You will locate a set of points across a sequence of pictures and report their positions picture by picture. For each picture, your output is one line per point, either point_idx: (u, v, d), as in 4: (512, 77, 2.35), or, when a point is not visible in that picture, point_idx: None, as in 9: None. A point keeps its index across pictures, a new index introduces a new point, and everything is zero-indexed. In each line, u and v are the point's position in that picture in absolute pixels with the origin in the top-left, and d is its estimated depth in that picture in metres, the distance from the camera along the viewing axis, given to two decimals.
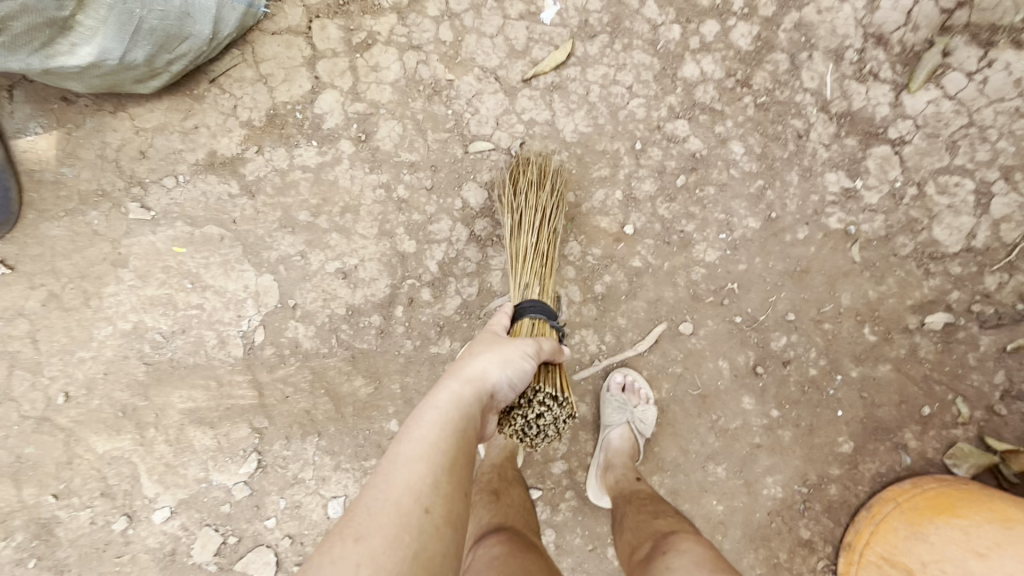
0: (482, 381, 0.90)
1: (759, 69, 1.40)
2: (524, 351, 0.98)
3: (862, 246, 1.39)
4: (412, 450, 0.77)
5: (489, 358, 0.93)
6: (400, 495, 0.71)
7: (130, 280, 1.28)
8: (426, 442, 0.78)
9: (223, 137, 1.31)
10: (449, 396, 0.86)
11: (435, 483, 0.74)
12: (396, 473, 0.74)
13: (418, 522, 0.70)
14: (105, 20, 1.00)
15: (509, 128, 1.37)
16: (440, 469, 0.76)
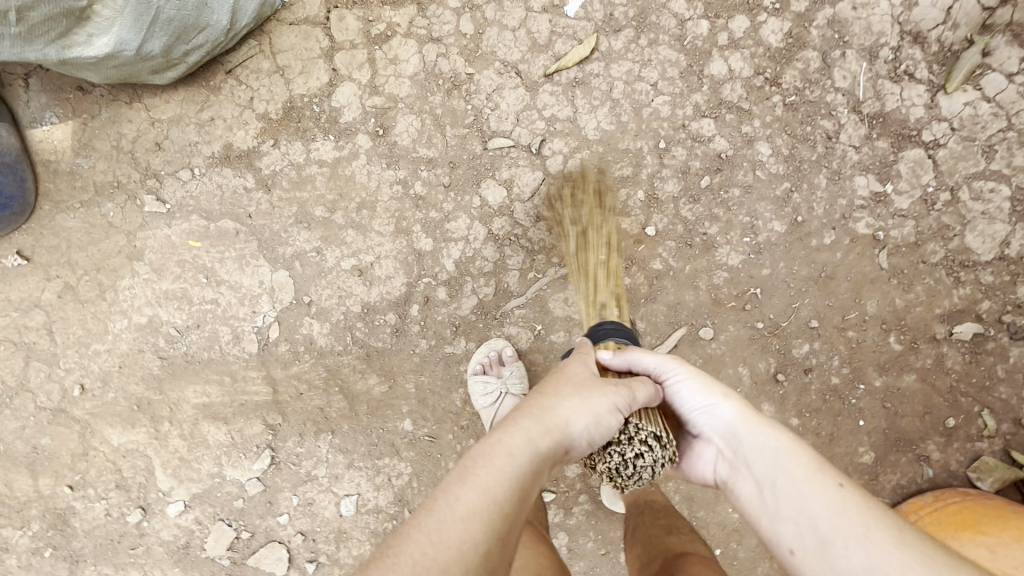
0: (563, 435, 0.70)
1: (789, 67, 1.35)
2: (613, 401, 0.77)
3: (890, 253, 1.35)
4: (474, 506, 0.59)
5: (580, 406, 0.74)
6: (453, 567, 0.54)
7: (145, 273, 1.27)
8: (491, 500, 0.60)
9: (239, 129, 1.28)
10: (529, 443, 0.68)
11: (495, 570, 0.57)
12: (454, 529, 0.57)
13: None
14: (122, 10, 0.99)
15: (529, 124, 1.33)
16: (502, 545, 0.58)
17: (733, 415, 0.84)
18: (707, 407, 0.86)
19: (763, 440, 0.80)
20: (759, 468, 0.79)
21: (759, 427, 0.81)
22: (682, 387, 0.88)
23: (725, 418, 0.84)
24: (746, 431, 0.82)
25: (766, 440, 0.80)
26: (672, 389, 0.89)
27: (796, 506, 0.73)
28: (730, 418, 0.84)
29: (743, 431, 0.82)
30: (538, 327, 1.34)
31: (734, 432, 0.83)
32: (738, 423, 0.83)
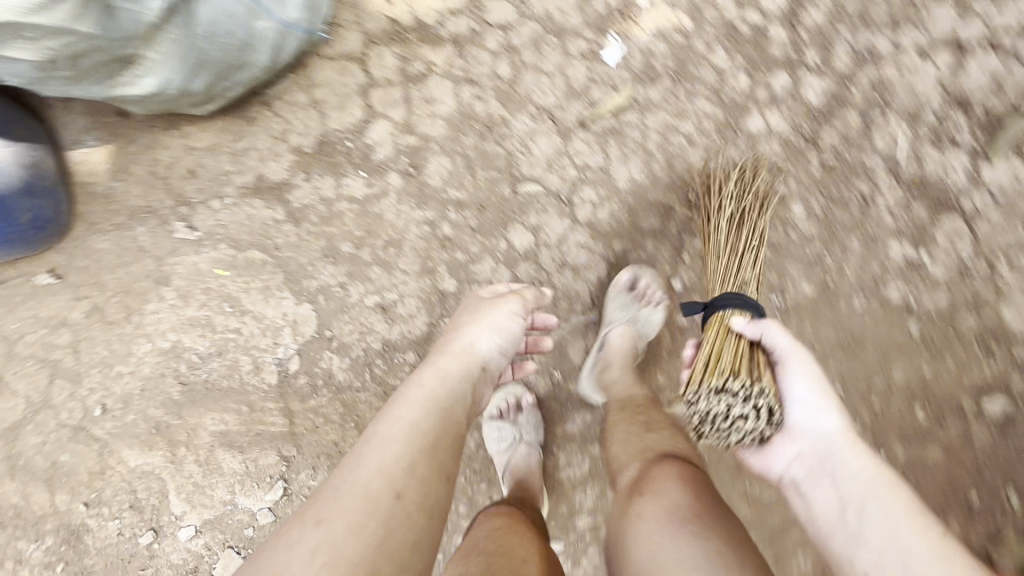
0: (470, 356, 0.99)
1: (828, 127, 1.33)
2: (508, 312, 1.07)
3: (921, 322, 1.32)
4: (383, 436, 0.81)
5: (477, 331, 1.03)
6: (368, 484, 0.74)
7: (171, 299, 1.29)
8: (406, 423, 0.83)
9: (272, 161, 1.29)
10: (423, 380, 0.91)
11: (406, 471, 0.77)
12: (366, 455, 0.78)
13: (386, 508, 0.73)
14: (170, 53, 0.98)
15: (560, 171, 1.33)
16: (411, 453, 0.79)
17: (835, 428, 0.88)
18: (812, 414, 0.90)
19: (859, 467, 0.85)
20: (847, 487, 0.84)
21: (857, 449, 0.86)
22: (790, 383, 0.93)
23: (824, 430, 0.89)
24: (846, 452, 0.87)
25: (857, 462, 0.85)
26: (784, 379, 0.94)
27: (887, 535, 0.78)
28: (830, 430, 0.89)
29: (844, 452, 0.87)
30: (556, 373, 1.34)
31: (830, 444, 0.88)
32: (839, 437, 0.88)
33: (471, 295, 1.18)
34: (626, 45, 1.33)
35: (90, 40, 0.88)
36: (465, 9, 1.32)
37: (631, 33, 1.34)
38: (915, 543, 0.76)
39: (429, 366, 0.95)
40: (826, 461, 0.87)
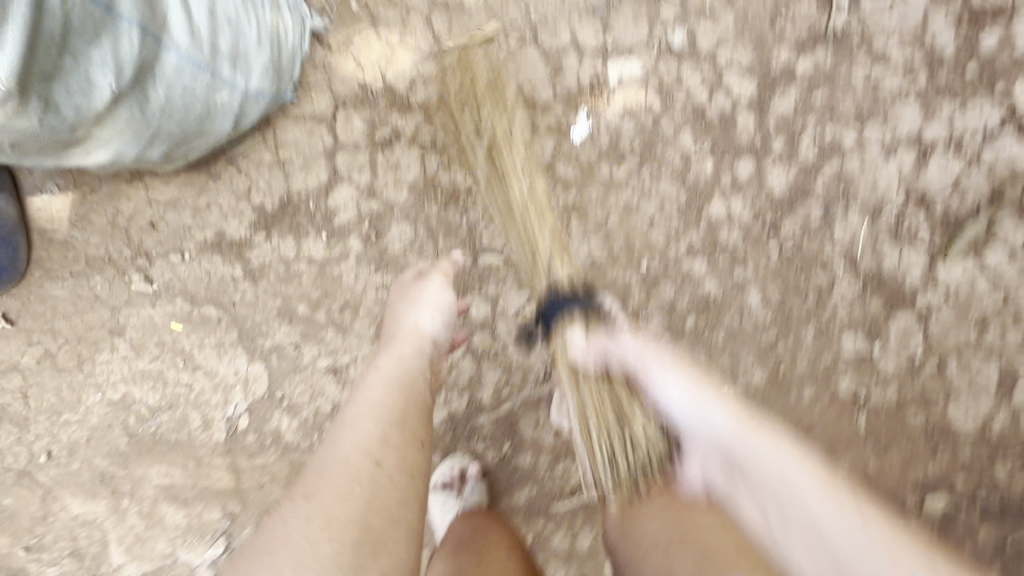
0: (415, 335, 1.05)
1: (790, 216, 1.34)
2: (439, 289, 1.11)
3: (870, 415, 1.34)
4: (354, 416, 0.92)
5: (413, 310, 1.08)
6: (349, 456, 0.86)
7: (124, 350, 1.29)
8: (370, 403, 0.93)
9: (234, 219, 1.29)
10: (383, 363, 1.01)
11: (382, 441, 0.89)
12: (343, 434, 0.90)
13: (368, 474, 0.84)
14: (122, 130, 0.96)
15: (522, 243, 1.33)
16: (382, 424, 0.91)
17: (727, 427, 1.13)
18: (675, 393, 1.19)
19: (771, 453, 1.08)
20: (706, 434, 1.14)
21: (740, 422, 1.12)
22: (661, 387, 1.21)
23: (718, 430, 1.13)
24: (733, 429, 1.13)
25: (770, 451, 1.08)
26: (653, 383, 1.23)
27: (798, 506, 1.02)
28: (728, 433, 1.12)
29: (746, 446, 1.10)
30: (506, 446, 1.35)
31: (734, 444, 1.12)
32: (731, 432, 1.11)
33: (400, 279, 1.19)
34: (595, 122, 1.35)
35: (27, 131, 0.85)
36: (436, 77, 1.33)
37: (600, 110, 1.35)
38: (818, 510, 0.99)
39: (387, 352, 1.03)
40: (733, 456, 1.12)
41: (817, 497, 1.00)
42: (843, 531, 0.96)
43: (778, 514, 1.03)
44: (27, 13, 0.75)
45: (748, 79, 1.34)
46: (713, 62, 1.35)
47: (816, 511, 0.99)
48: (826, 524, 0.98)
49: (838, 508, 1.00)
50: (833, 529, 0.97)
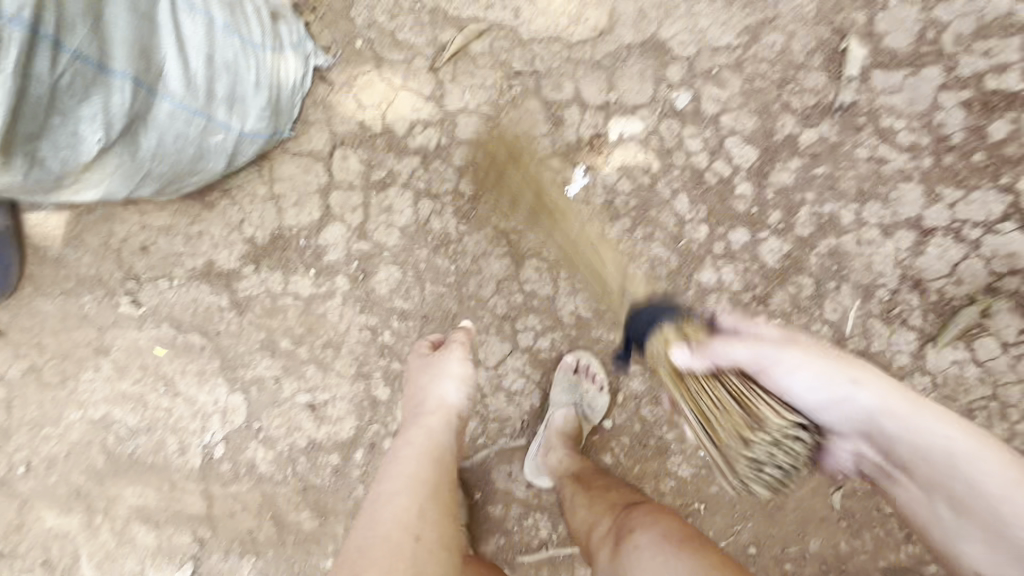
0: (442, 408, 1.10)
1: (780, 289, 1.33)
2: (459, 358, 1.15)
3: (845, 494, 1.32)
4: (389, 492, 0.95)
5: (438, 383, 1.12)
6: (390, 534, 0.89)
7: (107, 370, 1.30)
8: (405, 475, 0.99)
9: (224, 249, 1.30)
10: (413, 437, 1.06)
11: (419, 515, 0.93)
12: (379, 511, 0.93)
13: (410, 549, 0.88)
14: (112, 173, 0.97)
15: (508, 295, 1.33)
16: (419, 499, 0.95)
17: (871, 400, 1.04)
18: (840, 393, 1.07)
19: (937, 430, 0.98)
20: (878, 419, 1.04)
21: (898, 397, 1.03)
22: (791, 377, 1.11)
23: (859, 403, 1.05)
24: (873, 400, 1.05)
25: (921, 422, 1.00)
26: (786, 380, 1.12)
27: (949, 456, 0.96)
28: (870, 402, 1.05)
29: (894, 422, 1.02)
30: (478, 493, 1.35)
31: (880, 418, 1.04)
32: (880, 408, 1.04)
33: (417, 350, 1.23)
34: (591, 179, 1.34)
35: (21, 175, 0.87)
36: (436, 122, 1.33)
37: (598, 166, 1.34)
38: (937, 456, 0.97)
39: (415, 426, 1.08)
40: (865, 429, 1.06)
41: (1008, 486, 0.91)
42: (960, 479, 0.94)
43: (923, 483, 1.00)
44: (14, 85, 0.77)
45: (750, 147, 1.33)
46: (715, 127, 1.33)
47: (944, 477, 0.96)
48: (963, 481, 0.94)
49: (972, 450, 0.95)
50: (967, 481, 0.93)
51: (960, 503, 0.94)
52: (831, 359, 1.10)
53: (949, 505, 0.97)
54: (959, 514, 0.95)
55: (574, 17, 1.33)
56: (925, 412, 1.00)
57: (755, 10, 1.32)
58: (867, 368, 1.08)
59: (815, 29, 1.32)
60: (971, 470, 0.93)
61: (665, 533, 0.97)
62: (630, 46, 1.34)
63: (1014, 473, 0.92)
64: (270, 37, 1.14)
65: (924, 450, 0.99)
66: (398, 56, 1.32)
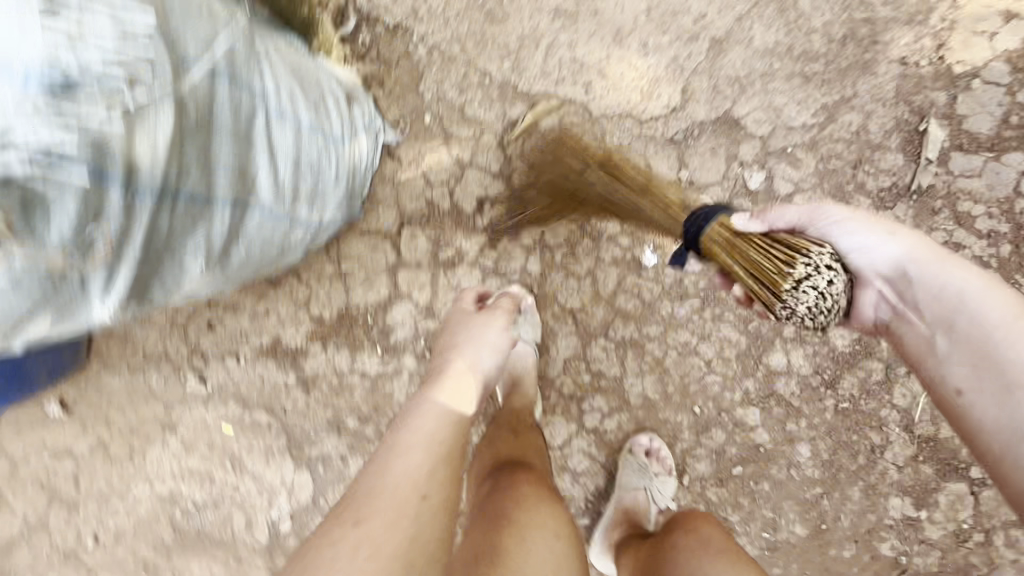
0: (474, 371, 1.02)
1: (850, 373, 1.31)
2: (499, 329, 1.11)
3: None
4: (404, 443, 0.87)
5: (476, 347, 1.06)
6: (398, 487, 0.81)
7: (174, 446, 1.31)
8: (420, 438, 0.87)
9: (291, 327, 1.30)
10: (433, 398, 0.95)
11: (430, 473, 0.84)
12: (394, 462, 0.84)
13: (414, 510, 0.80)
14: (208, 286, 0.95)
15: (575, 375, 1.32)
16: (432, 460, 0.85)
17: (901, 252, 0.99)
18: (861, 243, 1.01)
19: (959, 279, 0.96)
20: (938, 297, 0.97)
21: (928, 245, 1.00)
22: (838, 239, 1.03)
23: (894, 256, 1.00)
24: (919, 249, 1.00)
25: (956, 276, 0.96)
26: (835, 240, 1.03)
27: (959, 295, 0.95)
28: (898, 253, 1.00)
29: (923, 268, 0.99)
30: None
31: (906, 266, 1.00)
32: (903, 252, 0.99)
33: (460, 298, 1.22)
34: (660, 258, 1.32)
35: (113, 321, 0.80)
36: (504, 199, 1.31)
37: (668, 246, 1.32)
38: (997, 322, 0.91)
39: (442, 382, 0.99)
40: (898, 281, 1.00)
41: (1010, 321, 0.90)
42: (995, 319, 0.91)
43: (931, 344, 0.98)
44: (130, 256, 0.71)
45: None
46: (788, 208, 1.31)
47: (976, 334, 0.92)
48: (976, 319, 0.92)
49: (1007, 311, 0.91)
50: (976, 322, 0.93)
51: (989, 369, 0.90)
52: (896, 225, 1.02)
53: (1000, 343, 0.90)
54: (973, 366, 0.92)
55: (646, 93, 1.30)
56: (955, 266, 0.97)
57: (833, 88, 1.29)
58: (898, 225, 1.03)
59: (893, 109, 1.29)
60: (983, 317, 0.92)
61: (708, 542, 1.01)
62: (703, 123, 1.31)
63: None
64: (342, 116, 1.10)
65: (975, 316, 0.93)
66: (467, 132, 1.30)
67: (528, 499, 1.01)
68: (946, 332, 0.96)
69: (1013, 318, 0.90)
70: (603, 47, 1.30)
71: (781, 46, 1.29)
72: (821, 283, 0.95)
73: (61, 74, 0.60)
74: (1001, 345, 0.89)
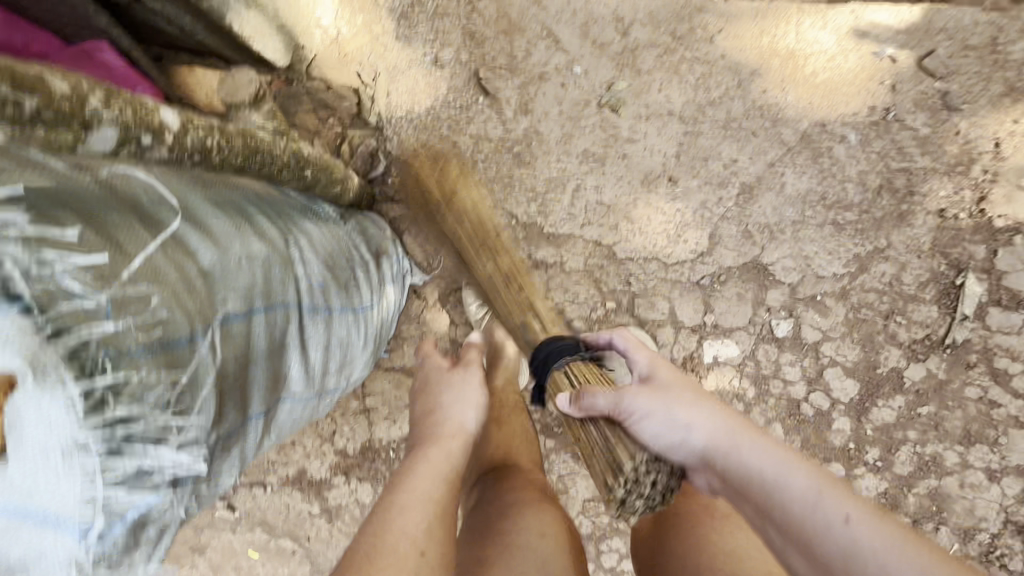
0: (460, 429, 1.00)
1: None
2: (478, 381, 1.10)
3: None
4: (402, 501, 0.82)
5: (460, 406, 1.05)
6: (397, 540, 0.76)
7: (202, 568, 1.35)
8: (418, 490, 0.85)
9: (316, 458, 1.33)
10: (430, 456, 0.93)
11: (428, 529, 0.80)
12: (392, 514, 0.80)
13: (415, 565, 0.74)
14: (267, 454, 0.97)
15: (593, 515, 1.33)
16: (428, 510, 0.82)
17: (705, 437, 0.83)
18: (668, 435, 0.83)
19: (756, 460, 0.79)
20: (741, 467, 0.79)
21: (722, 417, 0.84)
22: (643, 426, 0.84)
23: (688, 440, 0.83)
24: (716, 429, 0.83)
25: (751, 455, 0.80)
26: (636, 430, 0.84)
27: (760, 460, 0.79)
28: (700, 437, 0.83)
29: (715, 446, 0.82)
30: None
31: (707, 453, 0.82)
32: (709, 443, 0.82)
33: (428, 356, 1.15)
34: None
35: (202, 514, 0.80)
36: None
37: None
38: (824, 538, 0.71)
39: (431, 445, 0.95)
40: (706, 463, 0.83)
41: (813, 502, 0.73)
42: (806, 500, 0.74)
43: (814, 557, 0.72)
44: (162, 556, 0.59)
45: (850, 379, 1.28)
46: (815, 355, 1.29)
47: (813, 535, 0.72)
48: (789, 509, 0.74)
49: (861, 519, 0.71)
50: (853, 557, 0.69)
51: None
52: (671, 391, 0.88)
53: (872, 562, 0.68)
54: (789, 541, 0.75)
55: (673, 237, 1.29)
56: (747, 441, 0.81)
57: (866, 238, 1.26)
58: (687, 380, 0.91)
59: (929, 260, 1.25)
60: (780, 491, 0.75)
61: (702, 544, 1.01)
62: (730, 269, 1.29)
63: (919, 559, 0.68)
64: (368, 280, 1.11)
65: (827, 524, 0.72)
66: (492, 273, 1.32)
67: (525, 507, 1.05)
68: (771, 520, 0.76)
69: (875, 540, 0.69)
70: (631, 189, 1.29)
71: (813, 194, 1.27)
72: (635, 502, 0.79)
73: (123, 471, 0.45)
74: (852, 561, 0.69)
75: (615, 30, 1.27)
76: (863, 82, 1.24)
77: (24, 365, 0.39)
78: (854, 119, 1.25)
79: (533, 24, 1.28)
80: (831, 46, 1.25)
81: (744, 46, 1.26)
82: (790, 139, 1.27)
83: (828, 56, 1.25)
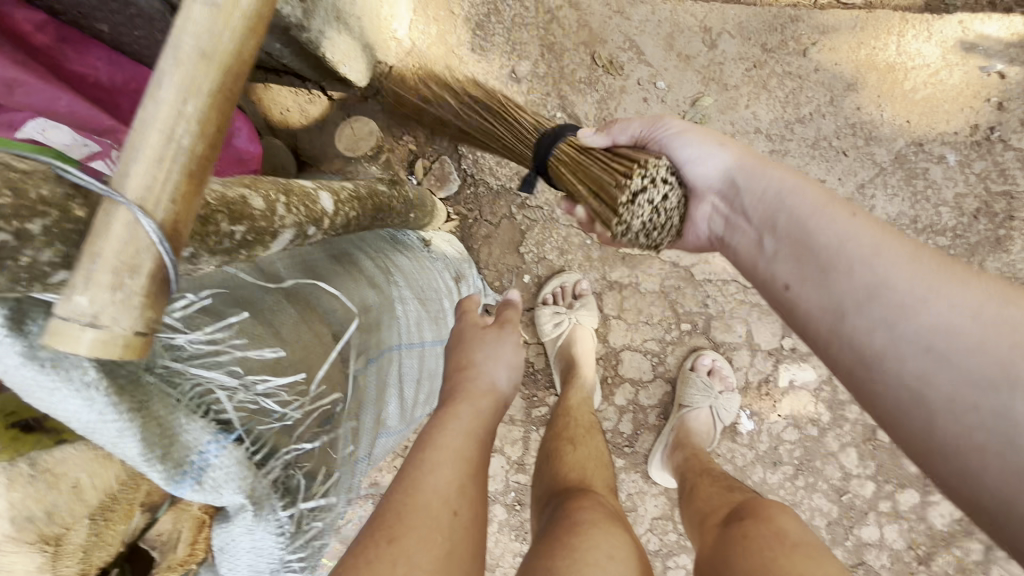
0: (493, 393, 0.74)
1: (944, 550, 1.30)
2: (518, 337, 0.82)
3: None
4: (432, 456, 0.63)
5: (497, 359, 0.77)
6: (426, 499, 0.59)
7: None
8: (449, 446, 0.65)
9: (388, 472, 1.35)
10: (460, 414, 0.69)
11: (464, 485, 0.62)
12: (420, 475, 0.61)
13: (446, 527, 0.57)
14: None
15: (661, 533, 1.35)
16: (463, 477, 0.62)
17: (733, 163, 0.73)
18: (700, 157, 0.75)
19: (781, 183, 0.70)
20: (757, 211, 0.71)
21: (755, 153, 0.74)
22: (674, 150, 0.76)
23: (722, 164, 0.74)
24: (749, 161, 0.74)
25: (801, 196, 0.67)
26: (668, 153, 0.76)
27: (767, 204, 0.70)
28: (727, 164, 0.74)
29: (745, 173, 0.72)
30: None
31: (737, 176, 0.73)
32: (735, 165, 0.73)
33: (464, 302, 0.88)
34: (756, 424, 1.32)
35: None
36: (599, 358, 1.32)
37: (764, 413, 1.32)
38: (861, 273, 0.59)
39: (458, 400, 0.71)
40: (733, 189, 0.73)
41: (871, 246, 0.60)
42: (835, 237, 0.62)
43: (826, 282, 0.62)
44: None
45: None
46: None
47: (826, 255, 0.63)
48: (843, 243, 0.62)
49: (892, 255, 0.59)
50: (922, 311, 0.55)
51: (950, 353, 0.52)
52: (726, 141, 0.75)
53: (928, 321, 0.54)
54: (820, 276, 0.63)
55: None
56: (779, 175, 0.70)
57: (959, 264, 1.22)
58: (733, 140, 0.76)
59: None
60: (840, 241, 0.62)
61: (779, 529, 0.72)
62: None
63: (956, 276, 0.56)
64: (452, 307, 1.10)
65: (857, 254, 0.60)
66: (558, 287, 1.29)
67: (581, 504, 0.78)
68: (868, 296, 0.58)
69: (967, 307, 0.53)
70: None
71: (905, 217, 1.22)
72: (647, 202, 0.65)
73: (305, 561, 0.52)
74: (893, 305, 0.56)
75: (702, 42, 1.22)
76: (966, 100, 1.19)
77: (244, 498, 0.44)
78: (954, 138, 1.20)
79: (615, 36, 1.23)
80: (935, 59, 1.19)
81: (840, 60, 1.21)
82: (883, 159, 1.22)
83: (932, 70, 1.19)
